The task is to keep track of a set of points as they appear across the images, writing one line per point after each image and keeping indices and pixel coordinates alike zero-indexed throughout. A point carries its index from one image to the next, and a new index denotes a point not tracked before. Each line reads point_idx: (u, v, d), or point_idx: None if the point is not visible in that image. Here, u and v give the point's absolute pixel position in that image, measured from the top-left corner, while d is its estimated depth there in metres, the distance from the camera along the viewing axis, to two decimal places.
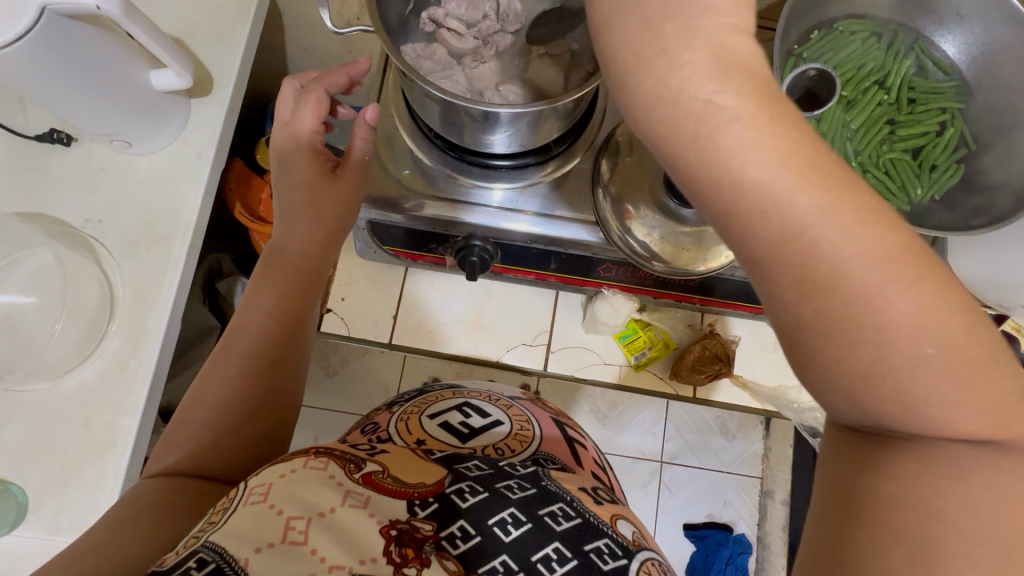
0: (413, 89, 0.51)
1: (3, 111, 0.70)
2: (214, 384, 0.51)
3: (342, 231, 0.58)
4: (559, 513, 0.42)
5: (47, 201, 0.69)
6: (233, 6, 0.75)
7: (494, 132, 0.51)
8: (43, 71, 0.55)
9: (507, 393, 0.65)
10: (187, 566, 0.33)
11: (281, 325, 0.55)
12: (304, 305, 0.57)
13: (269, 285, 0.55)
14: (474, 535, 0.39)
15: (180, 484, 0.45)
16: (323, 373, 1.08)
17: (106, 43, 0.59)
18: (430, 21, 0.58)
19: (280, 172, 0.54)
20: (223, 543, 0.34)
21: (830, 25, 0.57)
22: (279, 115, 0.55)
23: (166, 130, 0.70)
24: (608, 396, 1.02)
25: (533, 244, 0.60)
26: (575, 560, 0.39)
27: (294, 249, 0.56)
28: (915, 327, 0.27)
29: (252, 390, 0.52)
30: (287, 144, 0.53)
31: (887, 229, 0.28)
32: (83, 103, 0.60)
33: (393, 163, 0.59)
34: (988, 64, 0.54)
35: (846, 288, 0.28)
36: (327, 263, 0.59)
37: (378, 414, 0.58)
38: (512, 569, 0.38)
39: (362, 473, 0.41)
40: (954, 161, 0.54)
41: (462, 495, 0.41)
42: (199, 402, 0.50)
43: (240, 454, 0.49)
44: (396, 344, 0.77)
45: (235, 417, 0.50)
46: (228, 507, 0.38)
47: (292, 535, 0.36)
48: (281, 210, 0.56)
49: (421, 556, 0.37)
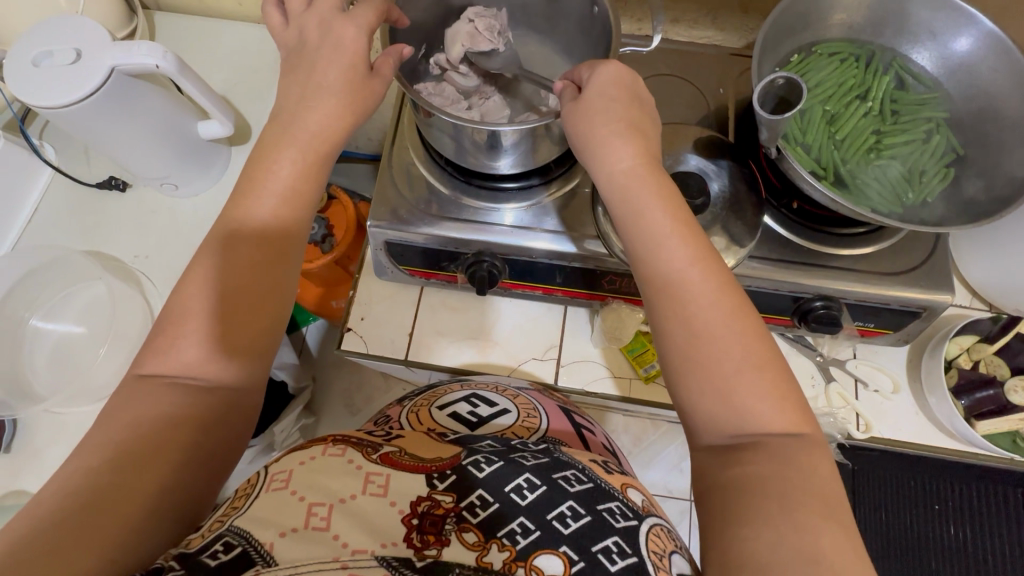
0: (426, 127, 0.58)
1: (71, 162, 0.79)
2: (196, 301, 0.44)
3: (326, 158, 0.50)
4: (572, 478, 0.44)
5: (104, 239, 0.77)
6: (272, 67, 0.85)
7: (500, 157, 0.57)
8: (106, 120, 0.63)
9: (514, 383, 0.66)
10: (215, 549, 0.35)
11: (252, 262, 0.46)
12: (285, 243, 0.48)
13: (247, 218, 0.47)
14: (492, 502, 0.41)
15: (177, 438, 0.41)
16: (346, 410, 1.22)
17: (161, 95, 0.67)
18: (438, 65, 0.64)
19: (292, 65, 0.51)
20: (247, 529, 0.36)
21: (809, 48, 0.61)
22: (290, 16, 0.52)
23: (207, 174, 0.78)
24: (632, 430, 1.04)
25: (538, 259, 0.63)
26: (589, 515, 0.41)
27: (285, 168, 0.48)
28: (758, 396, 0.39)
29: (242, 316, 0.45)
30: (313, 39, 0.51)
31: (760, 341, 0.41)
32: (140, 147, 0.68)
33: (408, 188, 0.64)
34: (963, 75, 0.58)
35: (721, 370, 0.40)
36: (316, 180, 0.50)
37: (390, 408, 0.61)
38: (530, 528, 0.40)
39: (380, 454, 0.44)
40: (943, 166, 0.56)
41: (478, 466, 0.43)
42: (166, 342, 0.43)
43: (216, 407, 0.43)
44: (413, 360, 0.71)
45: (225, 351, 0.44)
46: (250, 493, 0.40)
47: (314, 521, 0.37)
48: (285, 130, 0.49)
49: (441, 539, 0.38)
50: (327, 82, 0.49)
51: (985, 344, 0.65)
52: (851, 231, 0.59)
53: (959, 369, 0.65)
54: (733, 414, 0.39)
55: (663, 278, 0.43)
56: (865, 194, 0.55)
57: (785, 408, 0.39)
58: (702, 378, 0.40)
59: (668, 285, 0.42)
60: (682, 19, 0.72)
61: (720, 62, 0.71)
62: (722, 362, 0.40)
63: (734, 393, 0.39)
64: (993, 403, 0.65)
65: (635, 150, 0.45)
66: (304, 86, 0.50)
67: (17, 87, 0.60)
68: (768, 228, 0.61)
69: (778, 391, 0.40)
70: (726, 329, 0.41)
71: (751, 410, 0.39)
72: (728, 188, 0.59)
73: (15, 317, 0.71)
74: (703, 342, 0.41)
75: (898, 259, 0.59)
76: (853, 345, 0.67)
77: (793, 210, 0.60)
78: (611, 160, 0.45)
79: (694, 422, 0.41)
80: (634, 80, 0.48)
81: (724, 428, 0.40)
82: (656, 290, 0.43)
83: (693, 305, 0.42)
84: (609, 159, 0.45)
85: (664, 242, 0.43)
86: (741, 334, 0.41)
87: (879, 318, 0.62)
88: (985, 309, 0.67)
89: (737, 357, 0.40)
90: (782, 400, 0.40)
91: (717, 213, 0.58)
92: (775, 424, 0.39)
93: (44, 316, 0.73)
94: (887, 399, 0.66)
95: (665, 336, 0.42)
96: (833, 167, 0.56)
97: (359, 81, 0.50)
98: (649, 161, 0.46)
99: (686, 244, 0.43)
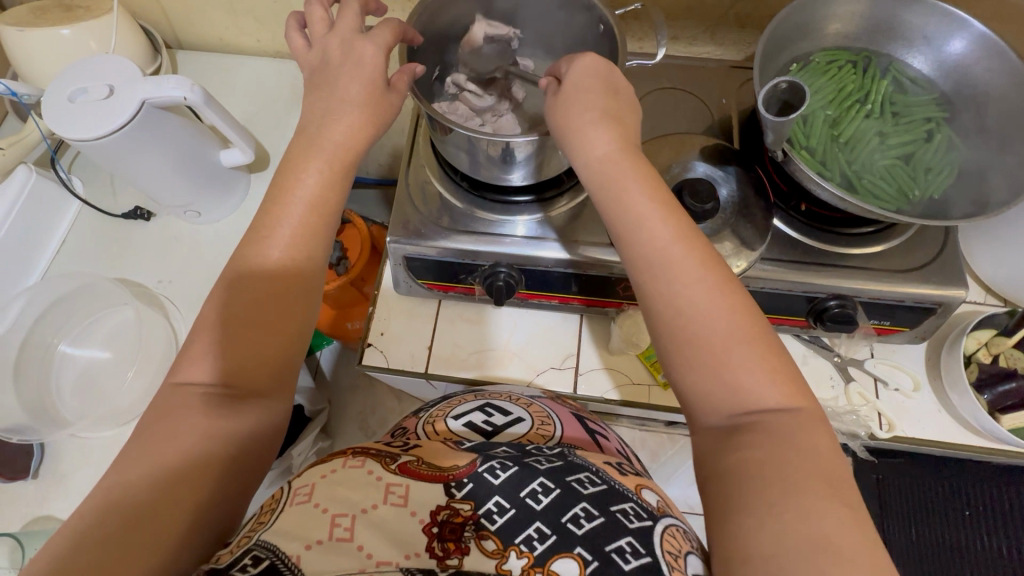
0: (444, 144, 0.60)
1: (97, 194, 0.82)
2: (224, 313, 0.46)
3: (348, 171, 0.52)
4: (586, 480, 0.44)
5: (129, 267, 0.79)
6: (288, 98, 0.88)
7: (512, 171, 0.59)
8: (136, 152, 0.66)
9: (527, 392, 0.67)
10: (244, 563, 0.35)
11: (280, 282, 0.48)
12: (308, 256, 0.49)
13: (275, 234, 0.48)
14: (509, 508, 0.41)
15: (207, 451, 0.41)
16: (362, 433, 1.22)
17: (186, 127, 0.70)
18: (454, 84, 0.67)
19: (316, 82, 0.53)
20: (274, 541, 0.37)
21: (809, 57, 0.63)
22: (313, 38, 0.55)
23: (228, 200, 0.81)
24: (649, 445, 1.04)
25: (553, 269, 0.64)
26: (602, 517, 0.41)
27: (309, 187, 0.50)
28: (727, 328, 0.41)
29: (275, 327, 0.47)
30: (336, 57, 0.53)
31: (723, 270, 0.44)
32: (166, 176, 0.71)
33: (424, 203, 0.66)
34: (962, 77, 0.59)
35: (691, 308, 0.42)
36: (338, 190, 0.52)
37: (406, 419, 0.62)
38: (546, 533, 0.40)
39: (398, 463, 0.44)
40: (947, 164, 0.57)
41: (494, 472, 0.43)
42: (199, 354, 0.45)
43: (247, 424, 0.44)
44: (432, 373, 0.72)
45: (254, 356, 0.45)
46: (275, 509, 0.40)
47: (337, 532, 0.38)
48: (309, 150, 0.51)
49: (461, 547, 0.39)
50: (352, 105, 0.52)
51: (1003, 337, 0.65)
52: (860, 230, 0.60)
53: (978, 363, 0.65)
54: (725, 385, 0.40)
55: (632, 237, 0.45)
56: (874, 193, 0.57)
57: (775, 365, 0.40)
58: (674, 327, 0.43)
59: (650, 262, 0.44)
60: (682, 36, 0.75)
61: (720, 73, 0.73)
62: (688, 306, 0.42)
63: (769, 404, 0.40)
64: (1014, 397, 0.64)
65: (613, 134, 0.48)
66: (329, 110, 0.52)
67: (54, 124, 0.63)
68: (778, 231, 0.62)
69: (766, 354, 0.41)
70: (683, 269, 0.43)
71: (761, 402, 0.40)
72: (737, 193, 0.61)
73: (44, 344, 0.73)
74: (669, 284, 0.43)
75: (909, 256, 0.60)
76: (870, 345, 0.67)
77: (801, 212, 0.61)
78: (590, 145, 0.47)
79: (692, 401, 0.42)
80: (613, 72, 0.50)
81: (710, 376, 0.41)
82: (643, 272, 0.44)
83: (657, 246, 0.44)
84: (589, 144, 0.48)
85: (647, 221, 0.45)
86: (703, 265, 0.43)
87: (895, 316, 0.62)
88: (1000, 305, 0.68)
89: (700, 292, 0.42)
90: (754, 339, 0.41)
91: (727, 218, 0.60)
92: (784, 408, 0.39)
93: (73, 342, 0.74)
94: (908, 398, 0.66)
95: (640, 281, 0.45)
96: (839, 168, 0.57)
97: (377, 96, 0.53)
98: (601, 120, 0.48)
99: (667, 221, 0.45)
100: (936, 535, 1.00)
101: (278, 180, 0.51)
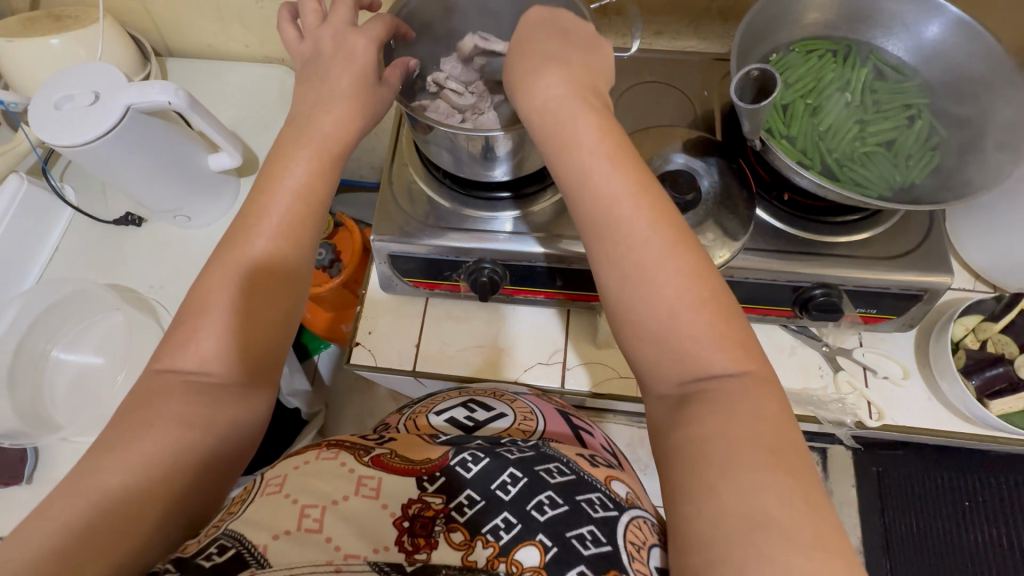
0: (426, 143, 0.60)
1: (89, 201, 0.83)
2: (201, 309, 0.46)
3: (333, 166, 0.53)
4: (554, 470, 0.44)
5: (121, 272, 0.80)
6: (277, 102, 0.89)
7: (494, 167, 0.60)
8: (122, 156, 0.67)
9: (512, 390, 0.67)
10: (210, 552, 0.36)
11: (262, 278, 0.48)
12: (288, 254, 0.49)
13: (251, 230, 0.49)
14: (479, 500, 0.41)
15: (185, 445, 0.41)
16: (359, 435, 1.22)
17: (172, 131, 0.71)
18: (433, 83, 0.66)
19: (297, 82, 0.54)
20: (241, 530, 0.37)
21: (789, 47, 0.63)
22: (306, 29, 0.56)
23: (218, 204, 0.81)
24: (646, 443, 1.03)
25: (537, 263, 0.64)
26: (566, 505, 0.42)
27: (288, 184, 0.50)
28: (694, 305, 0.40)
29: (259, 319, 0.47)
30: (316, 57, 0.54)
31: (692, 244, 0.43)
32: (153, 180, 0.71)
33: (409, 202, 0.67)
34: (943, 63, 0.59)
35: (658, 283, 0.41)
36: (322, 187, 0.52)
37: (389, 416, 0.62)
38: (512, 522, 0.40)
39: (372, 456, 0.44)
40: (928, 149, 0.57)
41: (465, 465, 0.43)
42: (177, 349, 0.45)
43: (226, 419, 0.44)
44: (421, 371, 0.72)
45: (234, 347, 0.46)
46: (246, 499, 0.41)
47: (307, 523, 0.38)
48: (289, 148, 0.52)
49: (430, 541, 0.39)
50: (330, 103, 0.52)
51: (990, 323, 0.64)
52: (843, 219, 0.60)
53: (967, 349, 0.65)
54: (685, 362, 0.40)
55: (597, 211, 0.44)
56: (854, 180, 0.57)
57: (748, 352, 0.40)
58: (638, 305, 0.42)
59: (601, 225, 0.43)
60: (666, 31, 0.76)
61: (704, 67, 0.73)
62: (658, 283, 0.41)
63: (720, 368, 0.39)
64: (1006, 380, 0.63)
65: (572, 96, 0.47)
66: (307, 109, 0.53)
67: (41, 130, 0.64)
68: (762, 221, 0.62)
69: (726, 331, 0.40)
70: (653, 246, 0.42)
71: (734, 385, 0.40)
72: (719, 183, 0.61)
73: (37, 349, 0.74)
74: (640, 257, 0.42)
75: (893, 242, 0.60)
76: (858, 333, 0.67)
77: (784, 201, 0.61)
78: (538, 97, 0.47)
79: (644, 368, 0.42)
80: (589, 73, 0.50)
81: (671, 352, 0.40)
82: (601, 244, 0.44)
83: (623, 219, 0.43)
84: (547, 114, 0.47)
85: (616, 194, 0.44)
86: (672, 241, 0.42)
87: (881, 304, 0.62)
88: (989, 291, 0.67)
89: (665, 268, 0.41)
90: (717, 320, 0.40)
91: (710, 208, 0.60)
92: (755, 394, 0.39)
93: (66, 347, 0.75)
94: (898, 386, 0.66)
95: (607, 257, 0.43)
96: (820, 157, 0.57)
97: (367, 88, 0.53)
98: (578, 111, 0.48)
99: (618, 179, 0.44)
100: (935, 527, 0.99)
101: (258, 178, 0.51)
